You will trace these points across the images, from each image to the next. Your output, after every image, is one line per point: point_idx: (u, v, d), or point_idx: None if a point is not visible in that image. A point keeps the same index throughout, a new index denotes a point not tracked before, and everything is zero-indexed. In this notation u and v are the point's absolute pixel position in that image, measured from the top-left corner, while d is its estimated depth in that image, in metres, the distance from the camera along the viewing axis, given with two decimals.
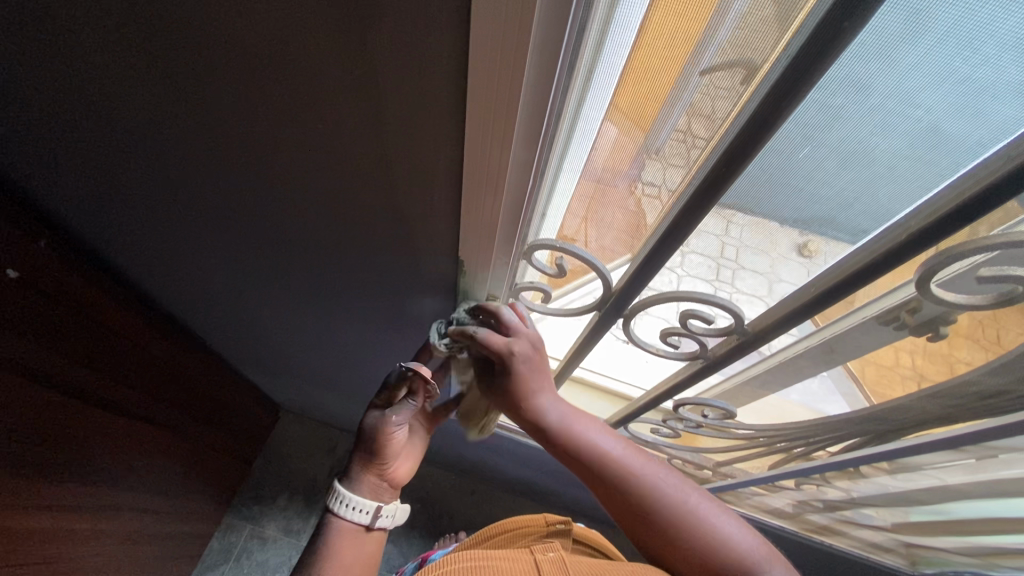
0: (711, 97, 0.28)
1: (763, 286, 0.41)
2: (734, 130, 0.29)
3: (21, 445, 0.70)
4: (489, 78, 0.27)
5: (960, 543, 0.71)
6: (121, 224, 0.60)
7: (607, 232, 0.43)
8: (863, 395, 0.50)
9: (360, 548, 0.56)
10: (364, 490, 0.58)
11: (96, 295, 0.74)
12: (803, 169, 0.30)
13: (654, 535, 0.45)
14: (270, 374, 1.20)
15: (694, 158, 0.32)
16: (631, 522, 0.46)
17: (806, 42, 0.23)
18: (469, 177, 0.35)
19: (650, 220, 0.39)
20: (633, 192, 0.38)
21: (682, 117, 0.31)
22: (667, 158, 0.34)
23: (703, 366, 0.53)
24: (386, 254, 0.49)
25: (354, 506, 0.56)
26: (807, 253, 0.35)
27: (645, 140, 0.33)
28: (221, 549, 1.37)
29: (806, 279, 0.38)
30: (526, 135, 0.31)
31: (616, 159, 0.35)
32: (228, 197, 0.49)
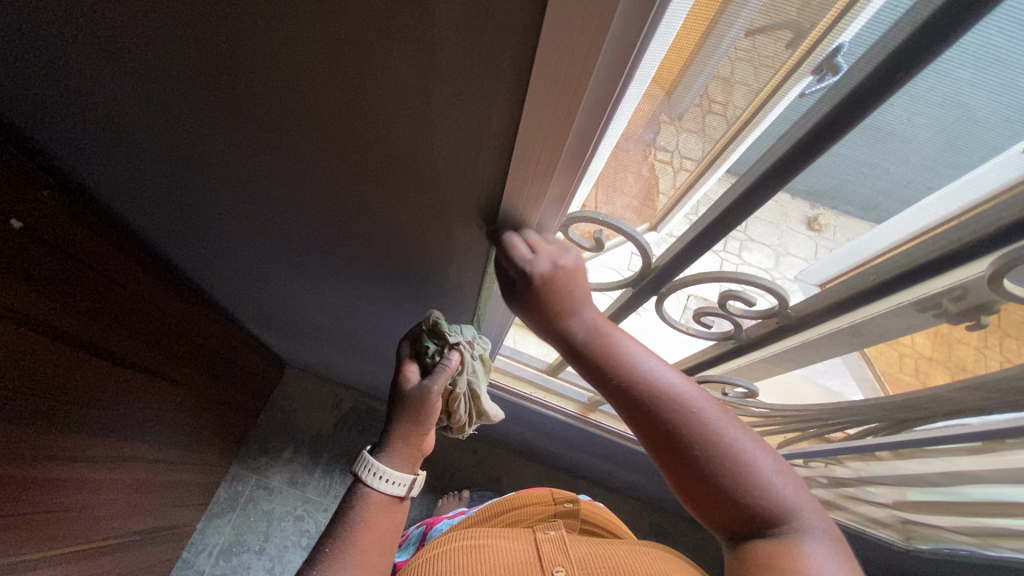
0: (737, 60, 0.28)
1: (771, 260, 0.41)
2: (785, 101, 0.29)
3: (30, 396, 0.69)
4: (558, 54, 0.25)
5: (960, 523, 0.73)
6: (130, 172, 0.57)
7: (618, 197, 0.41)
8: (878, 381, 0.50)
9: (389, 520, 0.57)
10: (392, 456, 0.58)
11: (103, 248, 0.72)
12: (869, 151, 0.29)
13: (681, 466, 0.42)
14: (277, 331, 1.19)
15: (713, 124, 0.32)
16: (656, 444, 0.43)
17: (923, 29, 0.23)
18: (518, 161, 0.34)
19: (665, 184, 0.38)
20: (646, 158, 0.36)
21: (708, 83, 0.30)
22: (684, 123, 0.33)
23: (735, 345, 0.54)
24: (416, 220, 0.47)
25: (380, 475, 0.56)
26: (817, 227, 0.35)
27: (667, 103, 0.31)
28: (228, 498, 1.40)
29: (815, 252, 0.37)
30: (591, 116, 0.30)
31: (631, 123, 0.33)
32: (253, 156, 0.46)
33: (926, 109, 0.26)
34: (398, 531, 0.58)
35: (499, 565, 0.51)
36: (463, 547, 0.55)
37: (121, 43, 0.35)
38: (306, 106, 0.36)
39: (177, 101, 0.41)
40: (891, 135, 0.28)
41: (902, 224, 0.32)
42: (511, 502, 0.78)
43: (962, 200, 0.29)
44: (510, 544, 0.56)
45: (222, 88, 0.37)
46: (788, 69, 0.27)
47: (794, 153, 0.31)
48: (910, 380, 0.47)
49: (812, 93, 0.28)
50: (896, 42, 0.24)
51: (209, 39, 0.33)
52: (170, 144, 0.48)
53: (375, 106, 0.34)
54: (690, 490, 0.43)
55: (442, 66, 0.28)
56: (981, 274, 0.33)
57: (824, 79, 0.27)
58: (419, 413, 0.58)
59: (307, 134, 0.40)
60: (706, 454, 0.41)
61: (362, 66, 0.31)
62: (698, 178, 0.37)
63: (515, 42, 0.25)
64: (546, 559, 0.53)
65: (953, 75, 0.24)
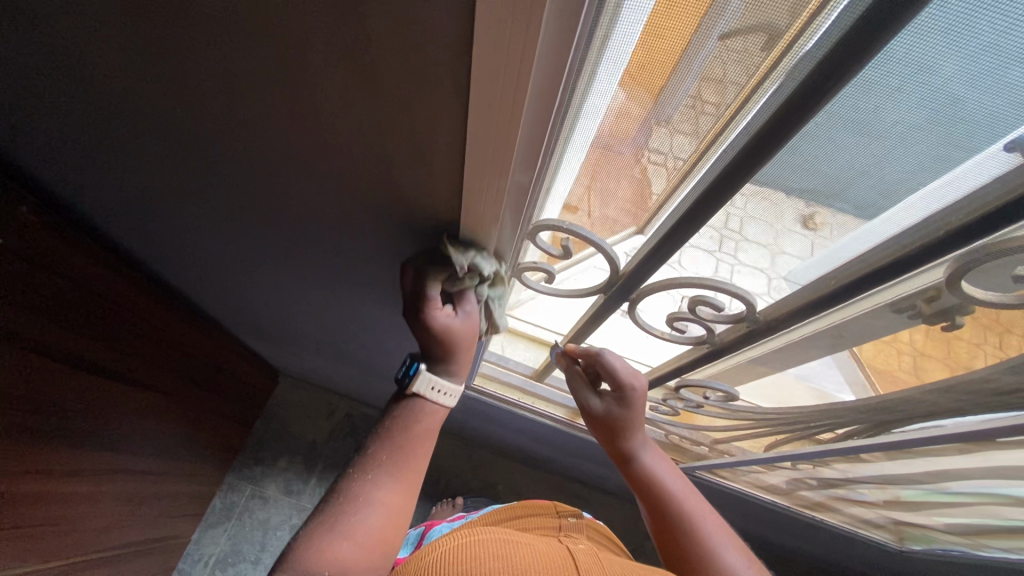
0: (729, 62, 0.27)
1: (765, 259, 0.39)
2: (756, 109, 0.28)
3: (21, 413, 0.70)
4: (493, 70, 0.26)
5: (950, 523, 0.72)
6: (108, 188, 0.58)
7: (612, 202, 0.40)
8: (870, 381, 0.48)
9: (395, 507, 0.50)
10: (450, 370, 0.55)
11: (85, 265, 0.72)
12: (837, 156, 0.28)
13: (673, 538, 0.59)
14: (267, 340, 1.20)
15: (705, 127, 0.31)
16: (659, 520, 0.62)
17: (846, 39, 0.22)
18: (469, 171, 0.33)
19: (657, 188, 0.37)
20: (639, 160, 0.35)
21: (694, 83, 0.28)
22: (676, 126, 0.32)
23: (709, 350, 0.53)
24: (384, 230, 0.47)
25: (440, 390, 0.55)
26: (812, 225, 0.33)
27: (654, 107, 0.31)
28: (223, 508, 1.40)
29: (812, 251, 0.35)
30: (535, 124, 0.29)
31: (621, 126, 0.33)
32: (226, 171, 0.47)
33: (862, 117, 0.25)
34: (404, 516, 0.51)
35: (538, 565, 0.47)
36: (495, 539, 0.51)
37: (90, 62, 0.36)
38: (270, 120, 0.37)
39: (143, 116, 0.42)
40: (833, 140, 0.27)
41: (874, 229, 0.32)
42: (511, 515, 0.76)
43: (927, 206, 0.29)
44: (546, 549, 0.52)
45: (182, 100, 0.38)
46: (765, 71, 0.26)
47: (743, 158, 0.30)
48: (906, 376, 0.45)
49: (772, 99, 0.27)
50: (821, 54, 0.24)
51: (164, 54, 0.33)
52: (141, 158, 0.49)
53: (332, 118, 0.34)
54: (678, 562, 0.58)
55: (387, 77, 0.29)
56: (939, 277, 0.33)
57: (789, 82, 0.26)
58: (467, 330, 0.52)
59: (271, 147, 0.40)
60: (687, 529, 0.59)
61: (310, 77, 0.31)
62: (683, 180, 0.35)
63: (453, 55, 0.26)
64: (585, 568, 0.49)
65: (885, 78, 0.23)
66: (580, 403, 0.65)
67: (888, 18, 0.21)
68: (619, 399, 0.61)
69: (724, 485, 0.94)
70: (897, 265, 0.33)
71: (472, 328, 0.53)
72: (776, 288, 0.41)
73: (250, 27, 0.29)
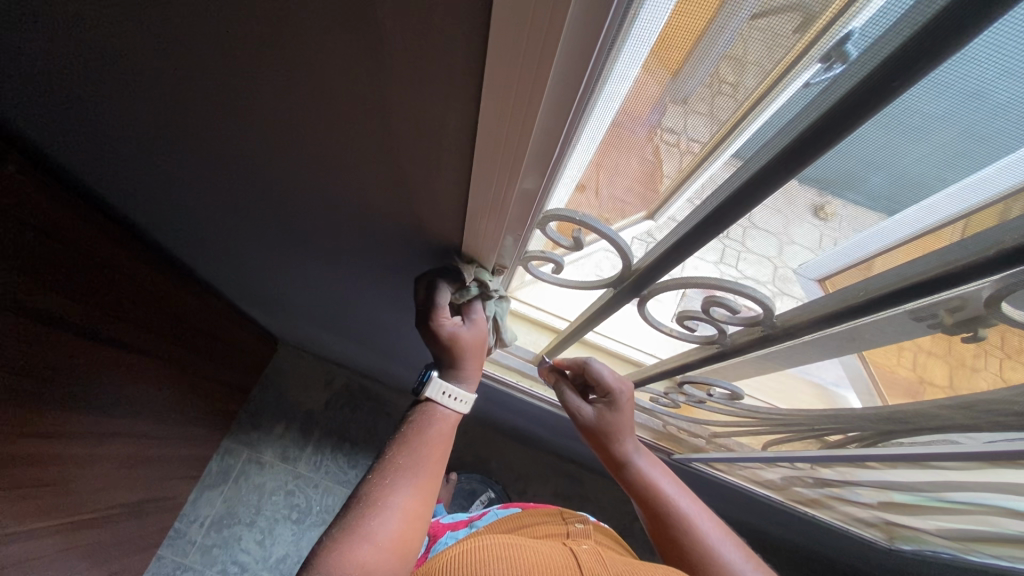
0: (751, 40, 0.24)
1: (774, 248, 0.35)
2: (788, 93, 0.25)
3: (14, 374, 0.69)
4: (512, 47, 0.23)
5: (945, 529, 0.72)
6: (102, 154, 0.56)
7: (621, 181, 0.37)
8: (872, 378, 0.46)
9: (416, 509, 0.52)
10: (463, 375, 0.59)
11: (85, 230, 0.70)
12: (888, 159, 0.25)
13: (673, 542, 0.62)
14: (266, 309, 1.19)
15: (725, 110, 0.28)
16: (657, 523, 0.63)
17: (919, 36, 0.20)
18: (484, 150, 0.31)
19: (669, 172, 0.34)
20: (652, 141, 0.32)
21: (717, 62, 0.25)
22: (694, 108, 0.28)
23: (718, 351, 0.51)
24: (387, 210, 0.45)
25: (450, 394, 0.58)
26: (824, 215, 0.30)
27: (672, 86, 0.28)
28: (220, 470, 1.42)
29: (822, 243, 0.32)
30: (556, 103, 0.27)
31: (634, 105, 0.30)
32: (225, 141, 0.45)
33: (921, 121, 0.23)
34: (422, 516, 0.53)
35: (540, 565, 0.49)
36: (498, 544, 0.51)
37: (77, 17, 0.34)
38: (269, 87, 0.34)
39: (135, 80, 0.39)
40: (877, 147, 0.25)
41: (889, 228, 0.29)
42: (522, 523, 0.71)
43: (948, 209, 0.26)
44: (551, 551, 0.53)
45: (174, 64, 0.36)
46: (795, 55, 0.23)
47: (779, 162, 0.28)
48: (905, 375, 0.43)
49: (819, 86, 0.24)
50: (887, 50, 0.21)
51: (155, 16, 0.31)
52: (133, 123, 0.46)
53: (334, 91, 0.32)
54: (680, 563, 0.60)
55: (394, 50, 0.27)
56: (980, 293, 0.30)
57: (834, 68, 0.23)
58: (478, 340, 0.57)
59: (269, 118, 0.38)
60: (686, 531, 0.61)
61: (311, 46, 0.29)
62: (699, 167, 0.32)
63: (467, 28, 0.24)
64: (587, 567, 0.50)
65: (933, 86, 0.21)
66: (573, 413, 0.65)
67: (974, 12, 0.18)
68: (612, 403, 0.63)
69: (718, 476, 0.94)
70: (932, 281, 0.30)
71: (476, 335, 0.57)
72: (783, 281, 0.38)
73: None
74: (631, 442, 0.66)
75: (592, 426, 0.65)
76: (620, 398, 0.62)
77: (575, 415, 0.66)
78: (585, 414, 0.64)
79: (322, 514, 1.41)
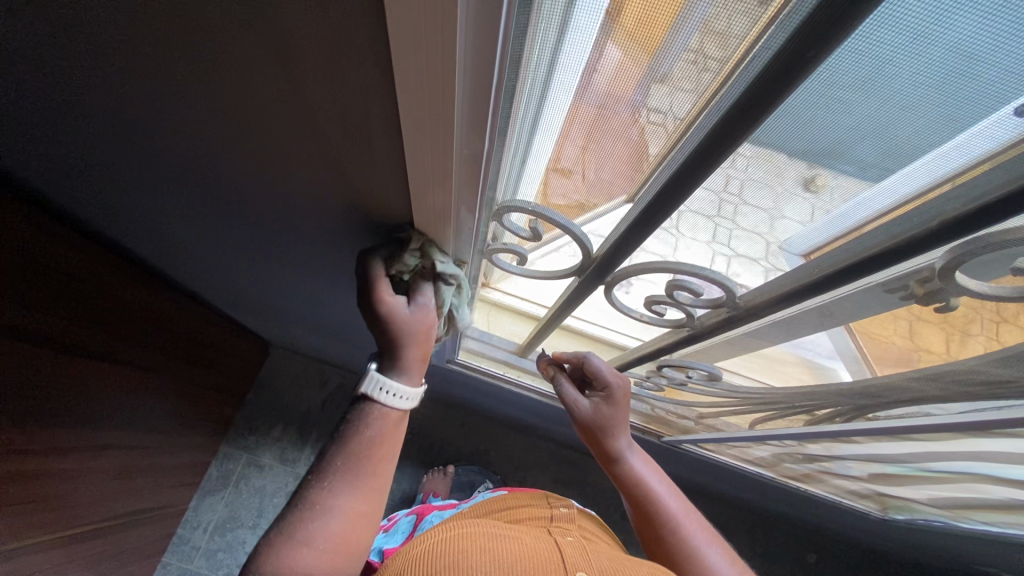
0: (733, 10, 0.22)
1: (764, 223, 0.33)
2: (751, 70, 0.23)
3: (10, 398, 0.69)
4: (419, 51, 0.23)
5: (935, 497, 0.72)
6: (61, 178, 0.55)
7: (607, 163, 0.34)
8: (861, 352, 0.44)
9: (363, 511, 0.52)
10: (400, 368, 0.54)
11: (63, 253, 0.70)
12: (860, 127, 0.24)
13: (657, 536, 0.62)
14: (252, 315, 1.18)
15: (704, 87, 0.26)
16: (643, 516, 0.64)
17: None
18: (416, 149, 0.31)
19: (656, 153, 0.31)
20: (636, 122, 0.30)
21: (694, 36, 0.24)
22: (676, 85, 0.26)
23: (688, 334, 0.51)
24: (344, 214, 0.45)
25: (391, 392, 0.53)
26: (814, 188, 0.28)
27: (651, 65, 0.26)
28: (220, 476, 1.42)
29: (813, 216, 0.30)
30: (476, 103, 0.27)
31: (615, 86, 0.27)
32: (169, 152, 0.43)
33: (885, 79, 0.21)
34: (370, 516, 0.53)
35: (520, 558, 0.48)
36: (480, 533, 0.52)
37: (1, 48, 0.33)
38: (194, 92, 0.33)
39: (75, 108, 0.39)
40: (833, 112, 0.24)
41: (881, 195, 0.27)
42: (504, 505, 0.71)
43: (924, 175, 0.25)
44: (534, 542, 0.53)
45: (106, 88, 0.35)
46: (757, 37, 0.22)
47: (704, 145, 0.28)
48: (899, 345, 0.40)
49: (762, 59, 0.22)
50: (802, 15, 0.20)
51: (78, 45, 0.31)
52: (83, 146, 0.46)
53: (265, 106, 0.32)
54: (664, 556, 0.61)
55: (312, 60, 0.26)
56: (934, 262, 0.30)
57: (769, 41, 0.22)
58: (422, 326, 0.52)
59: (212, 133, 0.38)
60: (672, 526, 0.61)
61: (233, 65, 0.29)
62: (665, 158, 0.31)
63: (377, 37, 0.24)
64: (569, 561, 0.50)
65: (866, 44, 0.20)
66: (569, 406, 0.65)
67: None
68: (608, 397, 0.63)
69: (709, 456, 0.95)
70: (884, 259, 0.30)
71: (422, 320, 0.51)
72: (773, 256, 0.36)
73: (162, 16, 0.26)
74: (625, 438, 0.66)
75: (589, 419, 0.64)
76: (617, 392, 0.62)
77: (570, 409, 0.66)
78: (582, 407, 0.64)
79: None
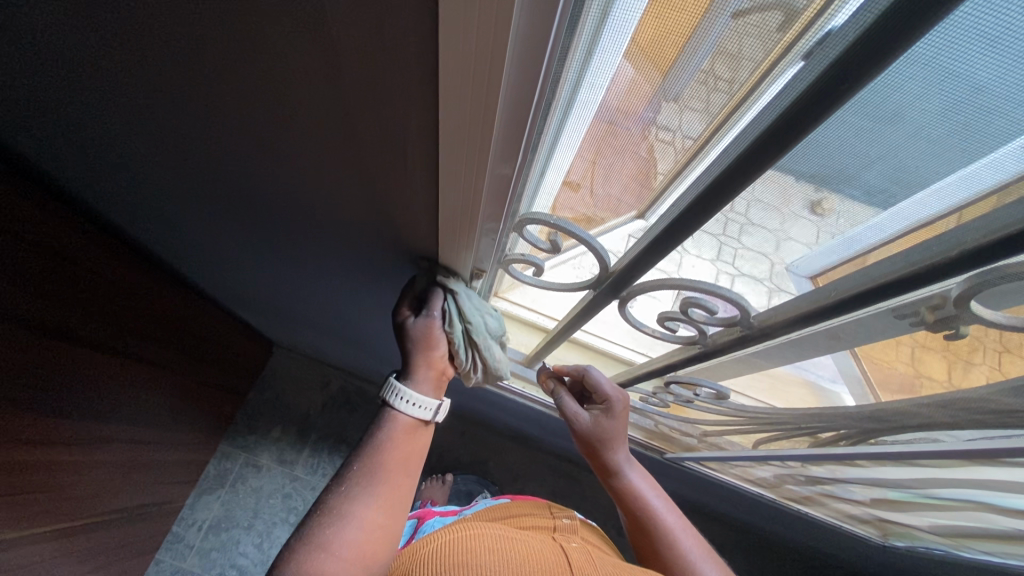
0: (744, 36, 0.22)
1: (770, 244, 0.34)
2: (773, 91, 0.24)
3: (15, 385, 0.69)
4: (466, 59, 0.24)
5: (937, 526, 0.72)
6: (84, 167, 0.56)
7: (615, 180, 0.36)
8: (864, 377, 0.45)
9: (380, 520, 0.53)
10: (418, 381, 0.58)
11: (78, 241, 0.71)
12: (881, 161, 0.24)
13: (653, 549, 0.63)
14: (259, 314, 1.19)
15: (716, 105, 0.26)
16: (640, 530, 0.64)
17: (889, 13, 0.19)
18: (449, 151, 0.32)
19: (666, 167, 0.32)
20: (646, 137, 0.31)
21: (707, 58, 0.24)
22: (686, 103, 0.27)
23: (700, 351, 0.51)
24: (366, 218, 0.46)
25: (409, 400, 0.58)
26: (819, 213, 0.29)
27: (664, 83, 0.26)
28: (217, 474, 1.42)
29: (817, 239, 0.31)
30: (516, 113, 0.27)
31: (627, 99, 0.28)
32: (197, 148, 0.45)
33: (902, 114, 0.22)
34: (387, 530, 0.54)
35: (532, 560, 0.49)
36: (491, 534, 0.53)
37: (48, 43, 0.34)
38: (238, 92, 0.34)
39: (111, 101, 0.40)
40: (857, 144, 0.24)
41: (885, 222, 0.28)
42: (507, 512, 0.71)
43: (936, 205, 0.25)
44: (543, 547, 0.54)
45: (145, 83, 0.36)
46: (776, 57, 0.23)
47: (738, 163, 0.28)
48: (903, 370, 0.41)
49: (798, 84, 0.23)
50: (852, 35, 0.20)
51: (126, 41, 0.32)
52: (113, 139, 0.47)
53: (303, 105, 0.33)
54: (660, 568, 0.62)
55: (359, 62, 0.28)
56: (951, 291, 0.30)
57: (813, 66, 0.22)
58: (433, 339, 0.57)
59: (244, 132, 0.39)
60: (669, 541, 0.62)
61: (278, 64, 0.30)
62: (679, 174, 0.32)
63: (426, 43, 0.25)
64: (577, 566, 0.50)
65: (916, 83, 0.20)
66: (568, 419, 0.65)
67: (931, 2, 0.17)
68: (608, 410, 0.63)
69: (710, 474, 0.95)
70: (900, 284, 0.31)
71: (436, 335, 0.57)
72: (778, 276, 0.37)
73: (214, 15, 0.28)
74: (623, 453, 0.65)
75: (589, 434, 0.64)
76: (616, 406, 0.62)
77: (569, 421, 0.65)
78: (582, 420, 0.64)
79: None
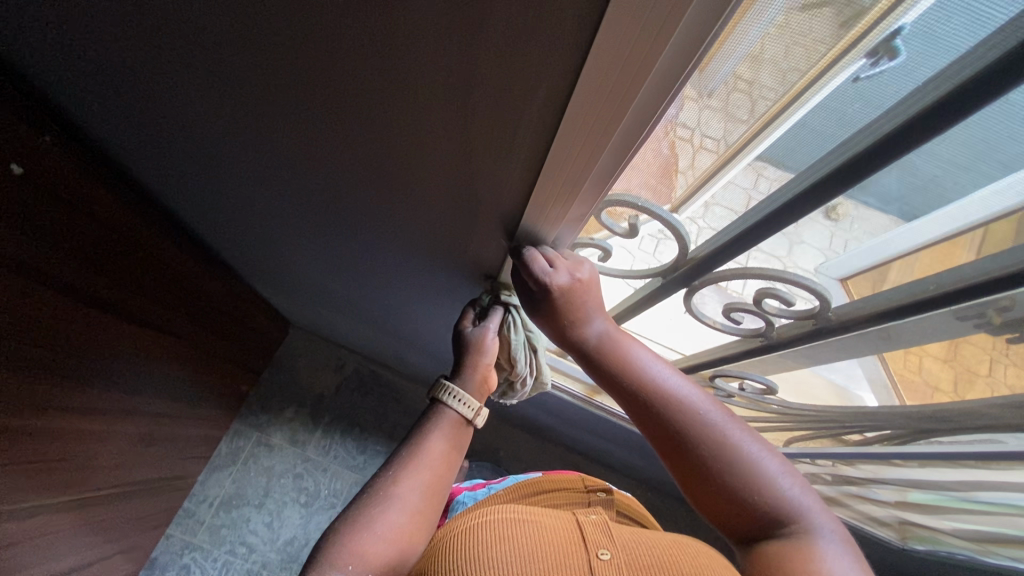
0: (773, 38, 0.27)
1: (783, 247, 0.41)
2: (830, 84, 0.28)
3: (47, 351, 0.69)
4: (622, 40, 0.24)
5: (965, 531, 0.72)
6: (137, 130, 0.56)
7: (636, 174, 0.40)
8: (891, 385, 0.50)
9: (423, 509, 0.54)
10: (468, 384, 0.58)
11: (115, 206, 0.70)
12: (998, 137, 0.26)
13: None
14: (281, 292, 1.18)
15: (759, 108, 0.31)
16: None
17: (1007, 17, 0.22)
18: (565, 135, 0.31)
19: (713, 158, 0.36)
20: (666, 135, 0.35)
21: (741, 62, 0.29)
22: (709, 100, 0.31)
23: (763, 345, 0.53)
24: (441, 200, 0.46)
25: (456, 397, 0.58)
26: (834, 216, 0.35)
27: (699, 79, 0.30)
28: (229, 452, 1.42)
29: (830, 242, 0.38)
30: (654, 94, 0.27)
31: None
32: (271, 118, 0.44)
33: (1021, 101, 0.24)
34: (429, 517, 0.54)
35: (541, 544, 0.46)
36: (498, 519, 0.50)
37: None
38: (343, 63, 0.34)
39: (194, 62, 0.40)
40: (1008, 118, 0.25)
41: (922, 229, 0.33)
42: (536, 488, 0.70)
43: (979, 211, 0.30)
44: (553, 523, 0.50)
45: (240, 47, 0.36)
46: (832, 58, 0.27)
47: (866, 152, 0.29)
48: (920, 380, 0.46)
49: (889, 72, 0.26)
50: (964, 45, 0.24)
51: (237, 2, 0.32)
52: (182, 104, 0.46)
53: (410, 81, 0.33)
54: None
55: (491, 40, 0.27)
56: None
57: (879, 60, 0.26)
58: (485, 346, 0.58)
59: (332, 103, 0.39)
60: None
61: (399, 38, 0.30)
62: (722, 165, 0.36)
63: (578, 25, 0.25)
64: (590, 540, 0.47)
65: None
66: None
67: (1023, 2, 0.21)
68: None
69: None
70: None
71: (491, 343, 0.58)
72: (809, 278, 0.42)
73: None
74: None
75: None
76: None
77: None
78: None
79: (330, 498, 1.42)
